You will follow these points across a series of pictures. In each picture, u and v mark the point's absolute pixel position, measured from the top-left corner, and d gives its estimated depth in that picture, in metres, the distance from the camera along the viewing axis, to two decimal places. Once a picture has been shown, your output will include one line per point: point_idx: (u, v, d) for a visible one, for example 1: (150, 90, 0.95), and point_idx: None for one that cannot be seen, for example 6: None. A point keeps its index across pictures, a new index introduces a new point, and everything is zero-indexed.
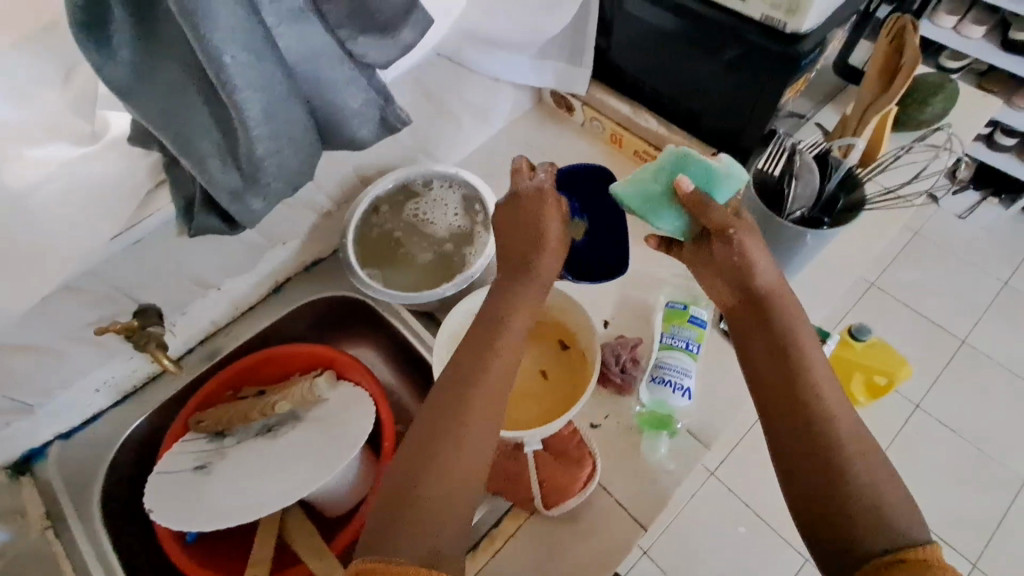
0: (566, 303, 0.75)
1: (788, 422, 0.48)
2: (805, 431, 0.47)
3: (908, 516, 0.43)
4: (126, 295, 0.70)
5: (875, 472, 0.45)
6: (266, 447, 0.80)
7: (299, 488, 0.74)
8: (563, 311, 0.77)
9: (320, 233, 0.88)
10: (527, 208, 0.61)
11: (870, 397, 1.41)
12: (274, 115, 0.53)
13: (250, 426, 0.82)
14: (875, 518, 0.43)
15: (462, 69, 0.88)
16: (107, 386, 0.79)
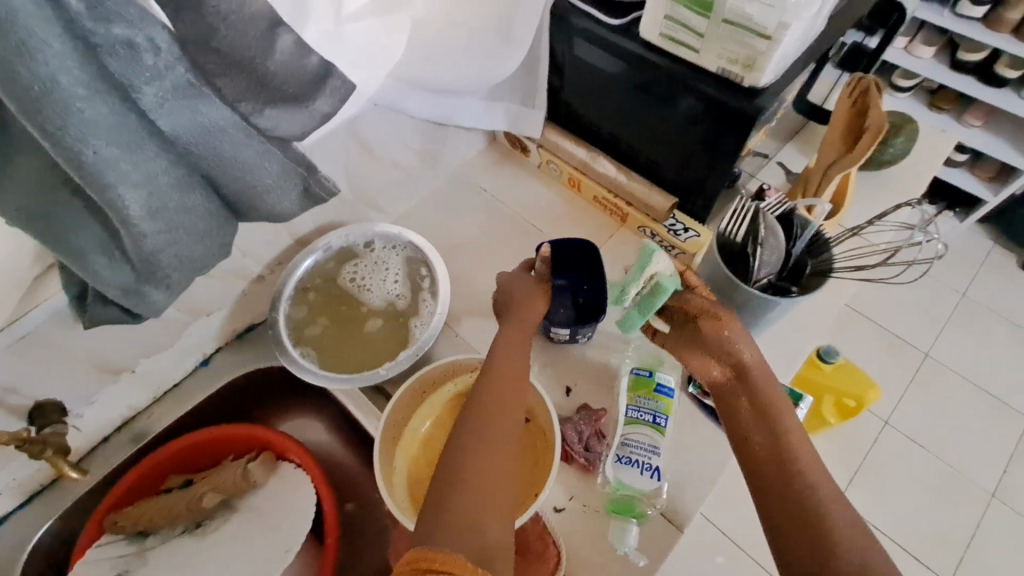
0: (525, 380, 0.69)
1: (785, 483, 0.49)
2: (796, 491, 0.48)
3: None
4: (14, 393, 0.60)
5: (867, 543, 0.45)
6: (196, 546, 0.71)
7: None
8: None
9: (254, 299, 0.80)
10: (512, 285, 0.66)
11: (840, 418, 1.31)
12: (165, 203, 0.46)
13: (177, 523, 0.72)
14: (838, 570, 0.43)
15: (405, 116, 0.80)
16: (3, 491, 0.67)
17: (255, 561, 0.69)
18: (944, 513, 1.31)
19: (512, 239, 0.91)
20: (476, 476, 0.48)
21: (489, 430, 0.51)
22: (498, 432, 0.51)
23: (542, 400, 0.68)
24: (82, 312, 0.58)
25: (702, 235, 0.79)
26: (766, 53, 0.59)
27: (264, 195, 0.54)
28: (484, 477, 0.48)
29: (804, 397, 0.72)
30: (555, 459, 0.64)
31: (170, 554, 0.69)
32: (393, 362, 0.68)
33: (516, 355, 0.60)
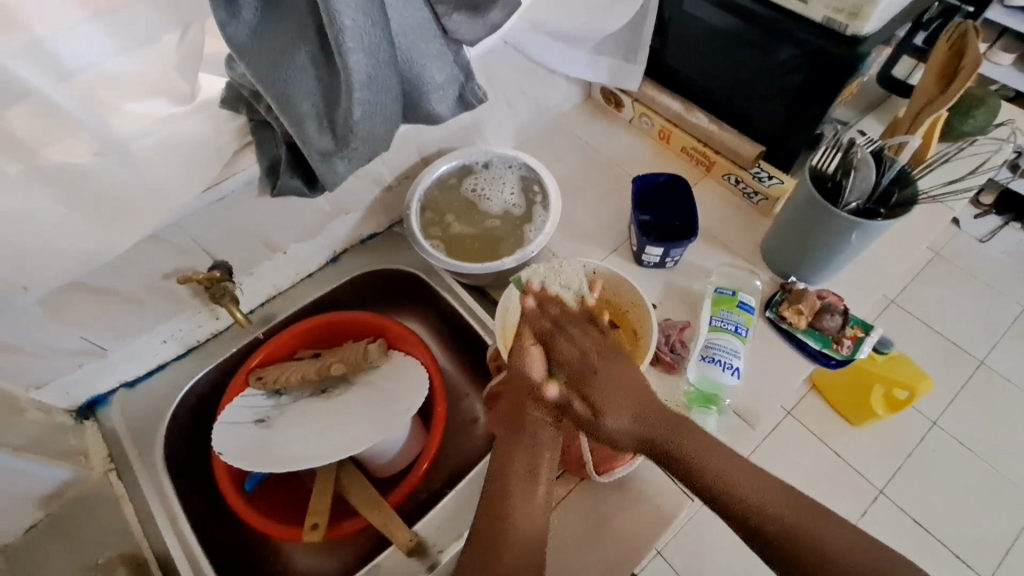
0: (619, 280, 0.76)
1: (786, 524, 0.57)
2: (799, 528, 0.57)
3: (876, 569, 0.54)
4: (202, 248, 0.73)
5: (855, 547, 0.56)
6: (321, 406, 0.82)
7: (355, 445, 0.75)
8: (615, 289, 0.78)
9: (381, 207, 0.91)
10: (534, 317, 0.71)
11: (888, 411, 1.29)
12: (374, 80, 0.57)
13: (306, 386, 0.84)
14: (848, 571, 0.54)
15: (524, 59, 0.91)
16: (174, 338, 0.80)
17: (375, 418, 0.78)
18: (994, 516, 1.29)
19: (602, 182, 1.00)
20: (518, 520, 0.60)
21: (513, 483, 0.63)
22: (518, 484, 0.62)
23: (637, 301, 0.75)
24: (269, 183, 0.71)
25: (786, 182, 0.87)
26: (872, 1, 0.67)
27: (431, 93, 0.65)
28: (515, 520, 0.60)
29: (875, 329, 0.78)
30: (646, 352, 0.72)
31: (303, 409, 0.81)
32: (510, 257, 0.79)
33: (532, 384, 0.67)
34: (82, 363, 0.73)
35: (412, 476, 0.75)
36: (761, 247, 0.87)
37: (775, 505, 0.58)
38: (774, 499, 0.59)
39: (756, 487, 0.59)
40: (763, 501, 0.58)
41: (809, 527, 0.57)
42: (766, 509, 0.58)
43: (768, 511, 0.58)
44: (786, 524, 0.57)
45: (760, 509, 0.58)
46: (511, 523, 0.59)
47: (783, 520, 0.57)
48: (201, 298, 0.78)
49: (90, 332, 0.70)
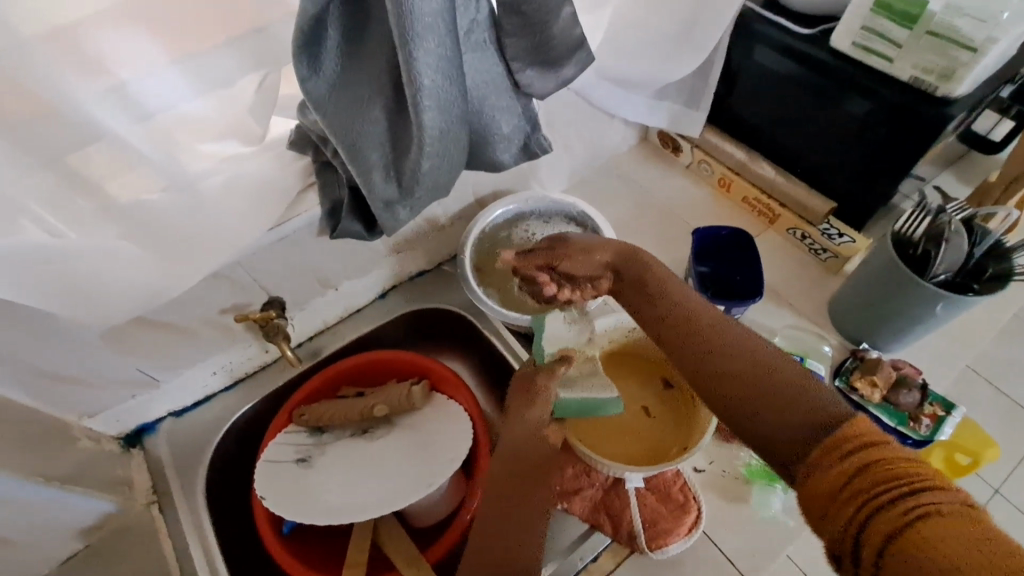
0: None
1: (740, 381, 0.46)
2: (753, 364, 0.47)
3: (821, 402, 0.41)
4: (259, 285, 0.73)
5: (786, 376, 0.45)
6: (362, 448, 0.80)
7: (394, 499, 0.72)
8: None
9: (432, 245, 0.91)
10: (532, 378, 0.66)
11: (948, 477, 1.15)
12: (446, 136, 0.56)
13: (347, 426, 0.82)
14: (799, 403, 0.42)
15: (585, 102, 0.90)
16: (223, 370, 0.80)
17: (415, 469, 0.76)
18: None
19: (658, 227, 0.97)
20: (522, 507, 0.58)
21: (521, 476, 0.59)
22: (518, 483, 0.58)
23: None
24: (328, 225, 0.72)
25: (858, 241, 0.82)
26: (969, 64, 0.63)
27: (497, 143, 0.64)
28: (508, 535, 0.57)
29: (958, 408, 0.72)
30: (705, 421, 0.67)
31: (343, 450, 0.79)
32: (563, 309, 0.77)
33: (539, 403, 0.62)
34: (136, 393, 0.73)
35: (453, 534, 0.72)
36: (830, 309, 0.82)
37: (729, 347, 0.49)
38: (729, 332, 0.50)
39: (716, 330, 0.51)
40: (728, 368, 0.47)
41: (757, 401, 0.45)
42: (721, 379, 0.48)
43: (735, 397, 0.46)
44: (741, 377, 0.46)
45: (727, 359, 0.48)
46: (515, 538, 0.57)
47: (750, 422, 0.45)
48: (252, 332, 0.78)
49: (145, 363, 0.71)
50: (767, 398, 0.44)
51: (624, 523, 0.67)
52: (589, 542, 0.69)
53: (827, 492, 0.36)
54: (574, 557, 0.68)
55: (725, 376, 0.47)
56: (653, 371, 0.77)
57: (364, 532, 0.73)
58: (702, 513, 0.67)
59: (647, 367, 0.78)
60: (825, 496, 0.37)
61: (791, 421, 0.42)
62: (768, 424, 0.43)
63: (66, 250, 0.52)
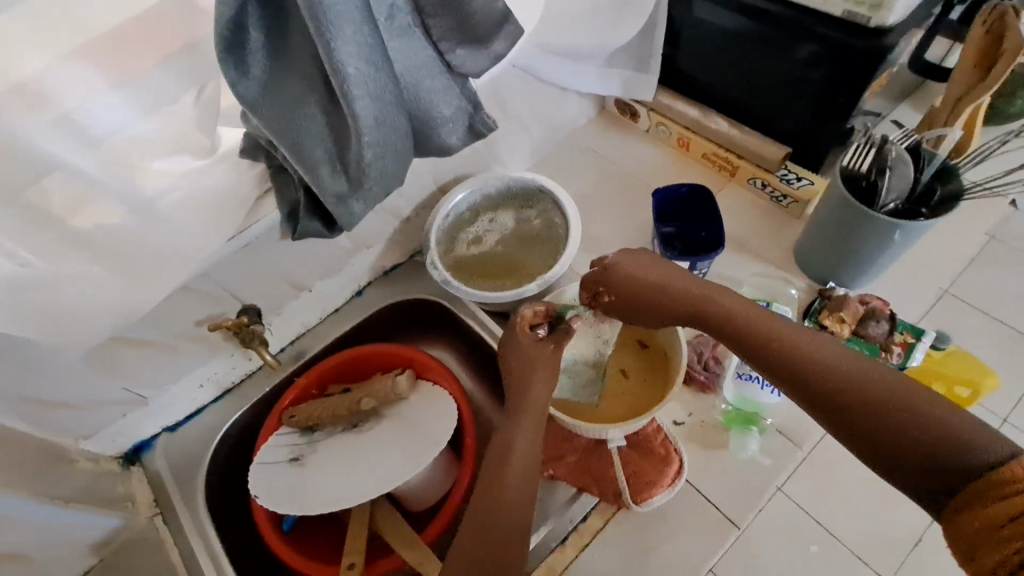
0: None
1: (817, 382, 0.47)
2: (829, 379, 0.46)
3: (921, 398, 0.43)
4: (231, 294, 0.75)
5: (885, 382, 0.44)
6: (353, 441, 0.81)
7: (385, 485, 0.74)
8: None
9: (401, 237, 0.92)
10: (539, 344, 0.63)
11: None
12: (383, 123, 0.57)
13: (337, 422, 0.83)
14: (911, 424, 0.42)
15: (534, 79, 0.90)
16: (210, 381, 0.82)
17: (404, 453, 0.77)
18: None
19: (622, 194, 0.98)
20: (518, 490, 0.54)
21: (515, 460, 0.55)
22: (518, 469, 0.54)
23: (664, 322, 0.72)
24: (289, 227, 0.73)
25: (816, 183, 0.83)
26: None
27: (440, 126, 0.65)
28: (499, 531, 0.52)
29: (926, 333, 0.73)
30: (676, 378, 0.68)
31: (333, 445, 0.81)
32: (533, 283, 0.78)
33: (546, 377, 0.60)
34: (126, 412, 0.75)
35: (447, 512, 0.74)
36: (796, 252, 0.83)
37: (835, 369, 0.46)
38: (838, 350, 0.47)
39: (793, 340, 0.50)
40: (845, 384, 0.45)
41: (860, 418, 0.44)
42: (872, 415, 0.43)
43: (849, 413, 0.45)
44: (830, 386, 0.46)
45: (809, 362, 0.48)
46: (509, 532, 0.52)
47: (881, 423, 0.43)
48: (232, 342, 0.80)
49: (130, 383, 0.73)
50: (924, 437, 0.41)
51: (609, 482, 0.69)
52: (578, 502, 0.70)
53: (992, 518, 0.36)
54: (565, 520, 0.69)
55: (849, 406, 0.45)
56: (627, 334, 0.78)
57: (361, 520, 0.75)
58: (684, 463, 0.69)
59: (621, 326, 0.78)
60: (975, 531, 0.37)
61: (938, 455, 0.40)
62: (911, 459, 0.41)
63: (29, 280, 0.54)
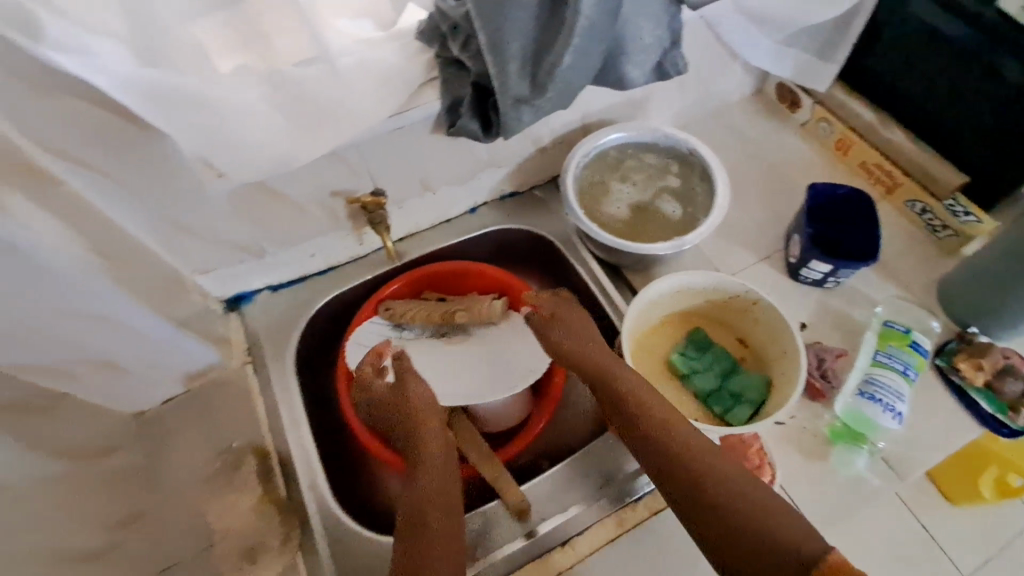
0: (778, 326, 0.68)
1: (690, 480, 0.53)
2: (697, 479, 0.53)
3: (765, 508, 0.49)
4: (370, 173, 0.75)
5: (724, 478, 0.52)
6: (439, 348, 0.82)
7: (465, 399, 0.77)
8: (767, 324, 0.69)
9: (531, 166, 0.90)
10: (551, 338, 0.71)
11: None
12: (593, 27, 0.55)
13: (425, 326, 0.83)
14: (760, 532, 0.47)
15: (713, 38, 0.85)
16: (320, 254, 0.83)
17: (491, 376, 0.79)
18: None
19: (763, 182, 0.93)
20: (449, 514, 0.58)
21: (433, 483, 0.61)
22: (440, 495, 0.59)
23: (788, 349, 0.66)
24: (445, 123, 0.72)
25: (987, 222, 0.77)
26: None
27: (634, 56, 0.62)
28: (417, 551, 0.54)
29: None
30: (783, 404, 0.64)
31: (421, 348, 0.82)
32: (664, 245, 0.73)
33: (577, 348, 0.69)
34: (243, 260, 0.77)
35: (521, 441, 0.74)
36: (941, 288, 0.78)
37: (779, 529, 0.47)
38: (718, 477, 0.52)
39: (682, 440, 0.56)
40: (723, 507, 0.50)
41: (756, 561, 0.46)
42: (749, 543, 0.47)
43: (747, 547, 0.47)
44: (692, 471, 0.53)
45: (699, 459, 0.54)
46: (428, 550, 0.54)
47: (745, 558, 0.47)
48: (354, 221, 0.81)
49: (256, 232, 0.74)
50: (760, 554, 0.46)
51: None
52: None
53: None
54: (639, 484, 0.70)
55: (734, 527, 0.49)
56: (735, 330, 0.74)
57: None
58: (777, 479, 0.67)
59: (721, 330, 0.75)
60: None
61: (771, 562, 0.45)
62: None
63: (213, 100, 0.54)
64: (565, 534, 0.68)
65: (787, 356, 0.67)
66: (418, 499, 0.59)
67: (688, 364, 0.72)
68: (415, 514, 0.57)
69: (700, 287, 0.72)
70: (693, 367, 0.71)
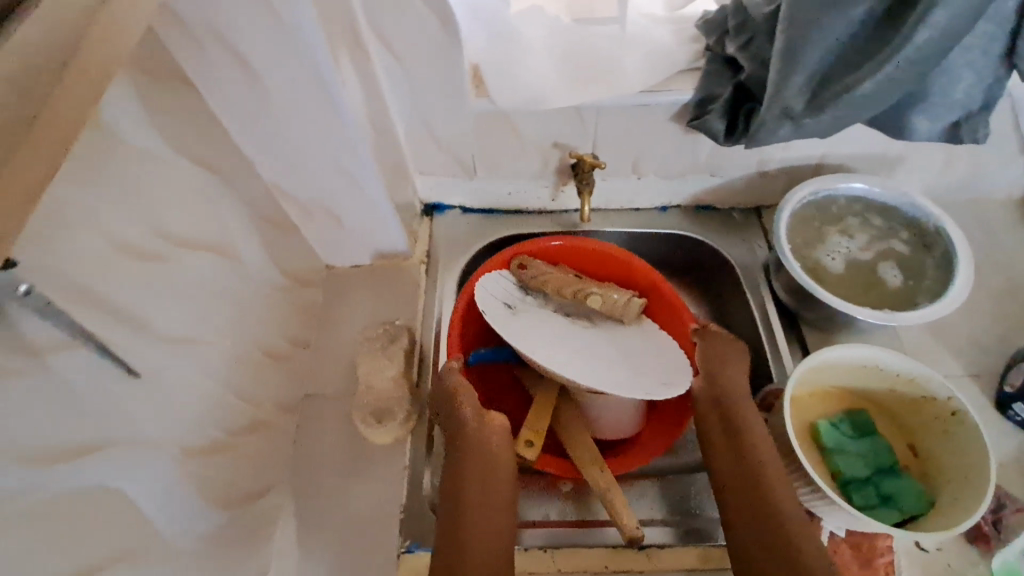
0: (973, 448, 0.59)
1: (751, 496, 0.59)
2: (758, 489, 0.59)
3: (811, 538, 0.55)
4: (595, 138, 0.77)
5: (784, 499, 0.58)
6: (561, 328, 0.71)
7: (620, 386, 0.63)
8: (957, 440, 0.61)
9: (742, 186, 0.86)
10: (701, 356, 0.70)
11: None
12: (910, 65, 0.52)
13: (551, 300, 0.74)
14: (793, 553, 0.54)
15: (1013, 121, 0.74)
16: (514, 195, 0.88)
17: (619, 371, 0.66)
18: None
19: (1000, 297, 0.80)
20: (493, 501, 0.58)
21: (498, 471, 0.60)
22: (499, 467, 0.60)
23: (977, 475, 0.58)
24: (688, 113, 0.72)
25: None
26: None
27: (931, 108, 0.57)
28: (476, 473, 0.59)
29: None
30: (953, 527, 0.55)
31: (545, 318, 0.71)
32: (869, 312, 0.68)
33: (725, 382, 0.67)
34: (453, 175, 0.84)
35: (637, 455, 0.71)
36: None
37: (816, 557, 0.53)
38: (785, 498, 0.58)
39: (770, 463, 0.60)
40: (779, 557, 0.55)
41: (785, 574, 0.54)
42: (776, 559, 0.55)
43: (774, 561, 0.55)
44: (760, 484, 0.59)
45: (769, 488, 0.59)
46: (489, 485, 0.59)
47: None
48: (557, 177, 0.84)
49: (477, 154, 0.80)
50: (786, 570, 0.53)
51: None
52: None
53: None
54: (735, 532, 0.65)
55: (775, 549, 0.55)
56: (912, 432, 0.66)
57: (545, 406, 0.71)
58: None
59: (894, 427, 0.68)
60: None
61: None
62: None
63: None
64: (647, 541, 0.65)
65: (971, 481, 0.58)
66: (484, 480, 0.59)
67: (837, 444, 0.65)
68: (483, 492, 0.58)
69: (892, 371, 0.65)
70: (843, 446, 0.65)
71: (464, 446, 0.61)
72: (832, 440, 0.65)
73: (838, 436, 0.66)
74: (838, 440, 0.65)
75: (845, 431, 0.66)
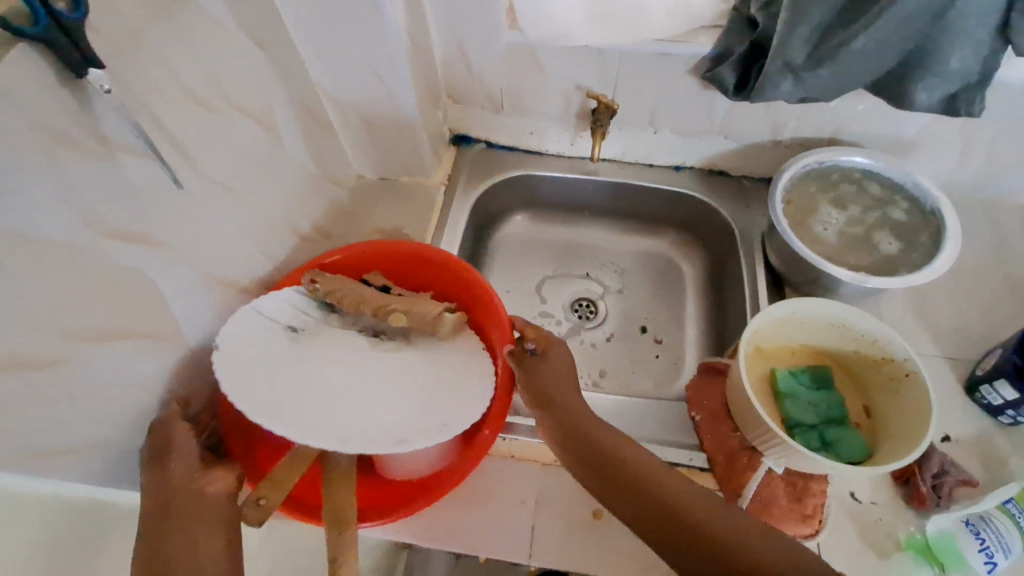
0: (917, 406, 0.62)
1: (631, 494, 0.51)
2: (636, 480, 0.52)
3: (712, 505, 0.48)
4: (615, 84, 0.82)
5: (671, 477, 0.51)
6: (368, 353, 0.66)
7: (410, 430, 0.59)
8: (906, 398, 0.64)
9: (754, 153, 0.89)
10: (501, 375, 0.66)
11: None
12: (903, 24, 0.56)
13: (357, 319, 0.69)
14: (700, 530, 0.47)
15: None
16: (536, 135, 0.94)
17: (399, 410, 0.61)
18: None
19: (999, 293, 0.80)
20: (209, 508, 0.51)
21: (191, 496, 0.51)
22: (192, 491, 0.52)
23: (916, 426, 0.61)
24: (704, 68, 0.77)
25: None
26: None
27: (927, 76, 0.61)
28: (195, 519, 0.50)
29: None
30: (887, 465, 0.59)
31: (340, 339, 0.66)
32: (846, 272, 0.71)
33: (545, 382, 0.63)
34: (482, 107, 0.91)
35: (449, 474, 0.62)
36: None
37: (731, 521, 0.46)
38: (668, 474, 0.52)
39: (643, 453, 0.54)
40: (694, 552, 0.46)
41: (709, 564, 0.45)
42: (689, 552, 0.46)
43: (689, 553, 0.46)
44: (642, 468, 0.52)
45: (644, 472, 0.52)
46: (200, 545, 0.49)
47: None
48: (577, 120, 0.90)
49: (505, 88, 0.87)
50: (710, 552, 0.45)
51: (740, 477, 0.66)
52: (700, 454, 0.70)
53: None
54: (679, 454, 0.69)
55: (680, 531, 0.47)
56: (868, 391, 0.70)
57: None
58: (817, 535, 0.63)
59: (854, 387, 0.71)
60: None
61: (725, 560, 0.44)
62: None
63: None
64: None
65: (909, 432, 0.61)
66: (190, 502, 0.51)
67: (794, 389, 0.69)
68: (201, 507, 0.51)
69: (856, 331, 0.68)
70: (798, 393, 0.69)
71: (168, 506, 0.50)
72: (788, 386, 0.69)
73: (794, 385, 0.69)
74: (792, 386, 0.69)
75: (802, 382, 0.70)
